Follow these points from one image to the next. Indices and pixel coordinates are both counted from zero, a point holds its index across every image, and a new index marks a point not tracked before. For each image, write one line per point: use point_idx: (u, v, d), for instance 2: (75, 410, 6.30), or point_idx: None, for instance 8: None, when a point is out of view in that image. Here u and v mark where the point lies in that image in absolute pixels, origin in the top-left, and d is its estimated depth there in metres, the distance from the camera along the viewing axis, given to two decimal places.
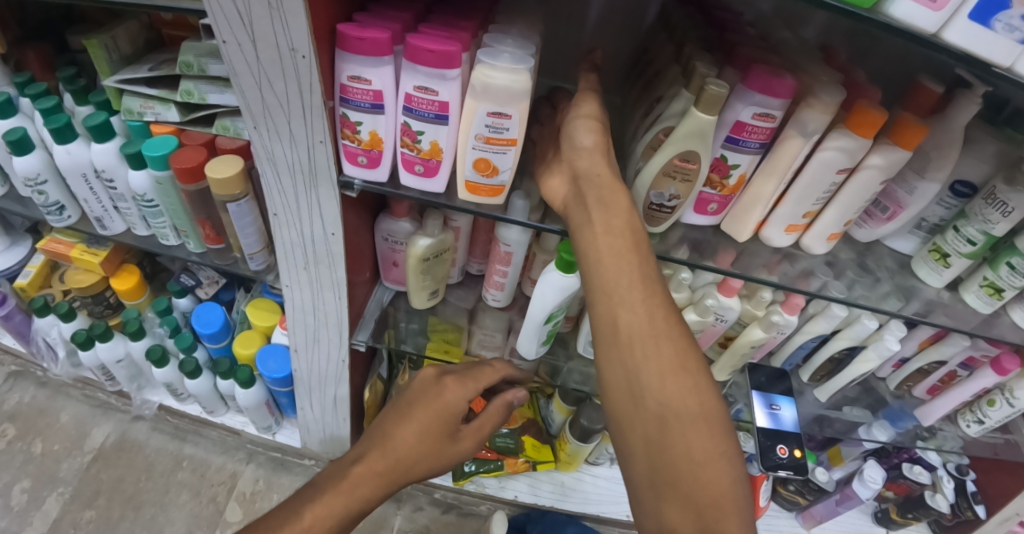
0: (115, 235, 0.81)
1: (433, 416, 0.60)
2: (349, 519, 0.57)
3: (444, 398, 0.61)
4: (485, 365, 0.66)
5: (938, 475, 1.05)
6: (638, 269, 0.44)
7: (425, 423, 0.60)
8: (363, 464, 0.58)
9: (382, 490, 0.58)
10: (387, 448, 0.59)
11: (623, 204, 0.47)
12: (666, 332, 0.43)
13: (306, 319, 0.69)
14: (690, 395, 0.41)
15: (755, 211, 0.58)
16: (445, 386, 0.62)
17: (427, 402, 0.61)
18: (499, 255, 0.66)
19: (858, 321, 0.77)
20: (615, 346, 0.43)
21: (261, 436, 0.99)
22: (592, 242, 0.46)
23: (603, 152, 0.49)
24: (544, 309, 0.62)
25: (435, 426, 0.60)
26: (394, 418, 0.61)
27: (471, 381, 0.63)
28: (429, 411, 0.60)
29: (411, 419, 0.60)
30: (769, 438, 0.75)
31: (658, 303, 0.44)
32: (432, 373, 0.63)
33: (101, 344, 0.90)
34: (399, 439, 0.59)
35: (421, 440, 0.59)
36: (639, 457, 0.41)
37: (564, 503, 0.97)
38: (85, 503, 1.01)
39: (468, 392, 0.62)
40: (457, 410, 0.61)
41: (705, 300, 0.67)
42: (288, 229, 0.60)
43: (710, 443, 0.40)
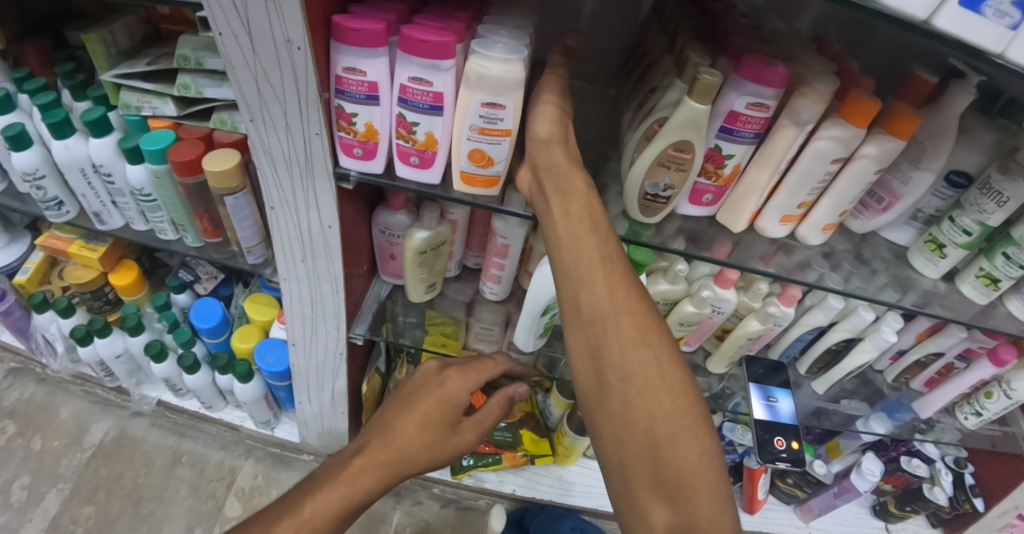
0: (113, 230, 0.82)
1: (435, 407, 0.60)
2: (350, 511, 0.57)
3: (444, 389, 0.61)
4: (486, 358, 0.66)
5: (937, 468, 1.05)
6: (597, 249, 0.45)
7: (426, 413, 0.59)
8: (365, 455, 0.59)
9: (383, 481, 0.58)
10: (389, 439, 0.59)
11: (580, 187, 0.48)
12: (626, 308, 0.43)
13: (302, 312, 0.69)
14: (651, 368, 0.42)
15: (750, 202, 0.58)
16: (446, 377, 0.61)
17: (429, 391, 0.61)
18: (496, 247, 0.66)
19: (855, 313, 0.77)
20: (581, 327, 0.45)
21: (260, 431, 0.99)
22: (556, 227, 0.47)
23: (559, 142, 0.51)
24: (540, 301, 0.62)
25: (437, 416, 0.59)
26: (395, 409, 0.61)
27: (473, 372, 0.63)
28: (430, 401, 0.60)
29: (413, 409, 0.60)
30: (766, 431, 0.75)
31: (616, 280, 0.44)
32: (433, 366, 0.63)
33: (100, 339, 0.91)
34: (401, 429, 0.59)
35: (425, 430, 0.59)
36: (606, 433, 0.43)
37: (562, 496, 0.97)
38: (84, 499, 1.02)
39: (469, 383, 0.62)
40: (459, 401, 0.61)
41: (701, 291, 0.67)
42: (286, 222, 0.60)
43: (675, 417, 0.41)
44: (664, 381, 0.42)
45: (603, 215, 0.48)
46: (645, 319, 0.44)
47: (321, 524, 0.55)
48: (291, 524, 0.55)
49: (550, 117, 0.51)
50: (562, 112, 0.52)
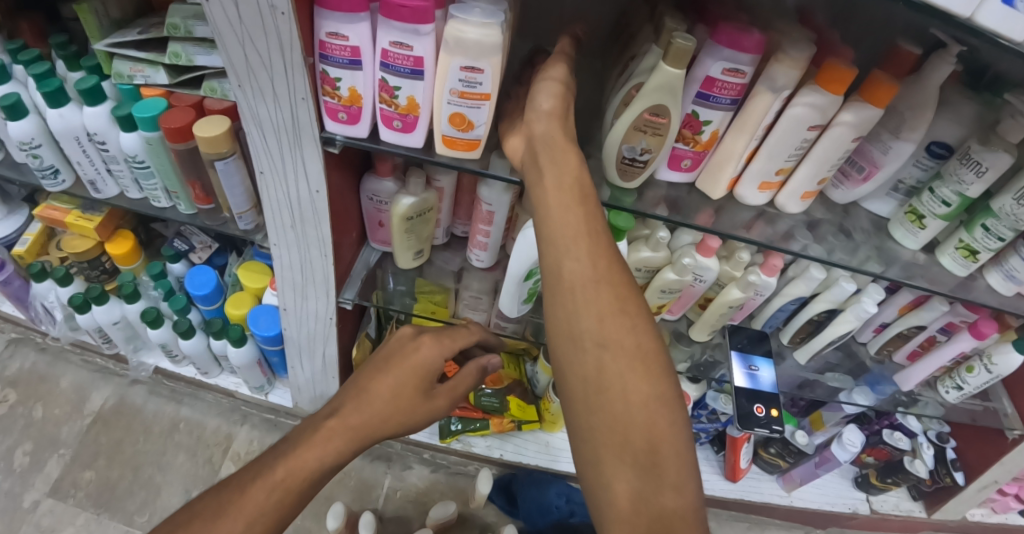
0: (108, 199, 0.83)
1: (409, 371, 0.61)
2: (318, 478, 0.55)
3: (420, 354, 0.61)
4: (462, 326, 0.68)
5: (918, 441, 1.07)
6: (583, 221, 0.47)
7: (399, 378, 0.60)
8: (338, 419, 0.58)
9: (352, 447, 0.57)
10: (361, 402, 0.59)
11: (573, 161, 0.49)
12: (607, 278, 0.45)
13: (294, 277, 0.71)
14: (628, 335, 0.44)
15: (728, 167, 0.59)
16: (421, 343, 0.62)
17: (403, 357, 0.61)
18: (481, 215, 0.68)
19: (837, 284, 0.78)
20: (565, 292, 0.45)
21: (254, 396, 1.02)
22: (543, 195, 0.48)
23: (560, 117, 0.51)
24: (523, 264, 0.63)
25: (411, 381, 0.60)
26: (370, 375, 0.61)
27: (448, 339, 0.64)
28: (405, 367, 0.61)
29: (387, 374, 0.60)
30: (747, 399, 0.77)
31: (599, 251, 0.46)
32: (408, 331, 0.64)
33: (97, 307, 0.92)
34: (373, 394, 0.59)
35: (401, 392, 0.60)
36: (577, 399, 0.44)
37: (548, 462, 1.00)
38: (85, 464, 1.04)
39: (443, 349, 0.63)
40: (432, 367, 0.62)
41: (682, 259, 0.68)
42: (275, 188, 0.61)
43: (645, 385, 0.42)
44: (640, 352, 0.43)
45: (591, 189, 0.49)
46: (624, 290, 0.45)
47: (294, 486, 0.53)
48: (262, 489, 0.52)
49: (553, 92, 0.52)
50: (565, 89, 0.53)
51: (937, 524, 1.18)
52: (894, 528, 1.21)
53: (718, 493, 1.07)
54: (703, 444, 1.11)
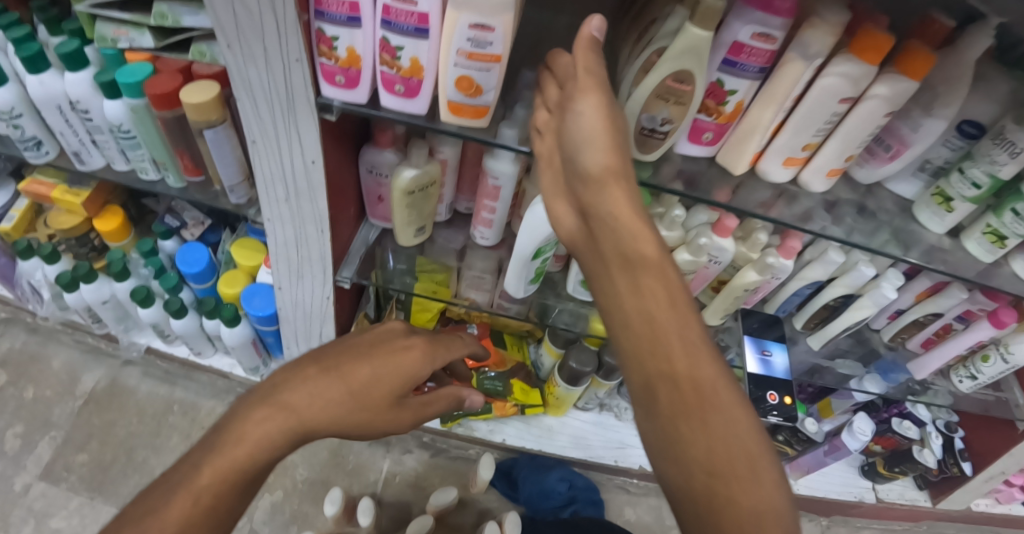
0: (95, 171, 0.78)
1: (388, 369, 0.54)
2: (248, 475, 0.46)
3: (407, 356, 0.55)
4: (457, 338, 0.63)
5: (927, 430, 1.06)
6: (667, 308, 0.43)
7: (382, 374, 0.53)
8: (281, 409, 0.48)
9: (288, 440, 0.48)
10: (314, 391, 0.50)
11: (646, 236, 0.44)
12: (701, 374, 0.41)
13: (288, 254, 0.67)
14: (732, 438, 0.40)
15: (752, 141, 0.55)
16: (413, 344, 0.57)
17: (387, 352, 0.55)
18: (487, 189, 0.64)
19: (855, 268, 0.75)
20: (633, 290, 0.45)
21: (249, 377, 0.99)
22: (595, 206, 0.46)
23: (615, 178, 0.45)
24: (531, 243, 0.60)
25: (397, 382, 0.54)
26: (344, 360, 0.53)
27: (440, 348, 0.60)
28: (386, 363, 0.54)
29: (365, 363, 0.53)
30: (758, 386, 0.74)
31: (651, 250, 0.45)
32: (399, 327, 0.58)
33: (85, 285, 0.89)
34: (343, 382, 0.51)
35: (379, 387, 0.53)
36: (686, 509, 0.40)
37: (550, 447, 0.97)
38: (77, 447, 1.02)
39: (433, 359, 0.58)
40: (418, 374, 0.56)
41: (699, 239, 0.65)
42: (267, 159, 0.57)
43: (761, 494, 0.38)
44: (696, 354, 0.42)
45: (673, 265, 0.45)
46: (683, 298, 0.44)
47: (223, 489, 0.45)
48: (186, 500, 0.44)
49: (603, 147, 0.45)
50: (617, 136, 0.45)
51: (941, 512, 1.17)
52: (899, 517, 1.20)
53: None
54: None
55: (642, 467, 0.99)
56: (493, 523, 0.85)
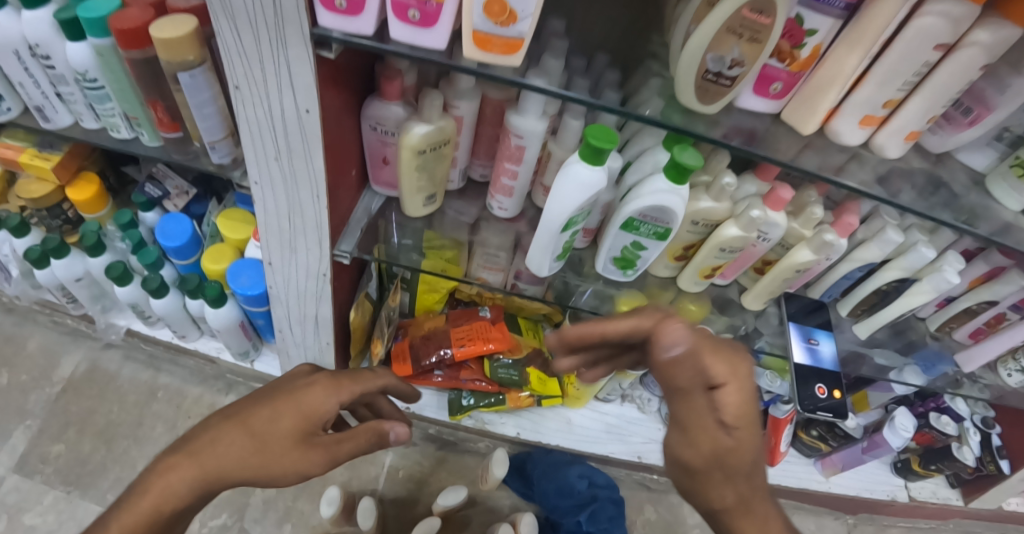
0: (61, 130, 0.69)
1: (287, 408, 0.53)
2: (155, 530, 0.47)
3: (306, 394, 0.54)
4: (367, 373, 0.62)
5: (965, 426, 0.97)
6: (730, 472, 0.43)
7: (282, 412, 0.53)
8: (191, 457, 0.49)
9: (196, 488, 0.48)
10: (216, 439, 0.50)
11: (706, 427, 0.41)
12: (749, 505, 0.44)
13: (279, 224, 0.59)
14: None
15: (830, 93, 0.47)
16: (315, 379, 0.56)
17: (288, 394, 0.54)
18: (508, 150, 0.56)
19: (914, 249, 0.67)
20: (699, 481, 0.43)
21: (238, 363, 0.92)
22: (707, 468, 0.42)
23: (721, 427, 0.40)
24: (562, 212, 0.51)
25: (290, 415, 0.53)
26: (249, 405, 0.53)
27: (346, 382, 0.58)
28: (288, 404, 0.53)
29: (266, 404, 0.53)
30: (806, 377, 0.68)
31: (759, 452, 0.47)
32: (303, 371, 0.59)
33: (56, 261, 0.80)
34: (245, 425, 0.51)
35: (281, 424, 0.52)
36: None
37: (568, 441, 0.91)
38: (54, 437, 0.94)
39: (338, 393, 0.57)
40: (319, 410, 0.54)
41: (750, 212, 0.55)
42: (254, 108, 0.48)
43: None
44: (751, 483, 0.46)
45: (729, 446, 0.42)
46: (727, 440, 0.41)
47: None
48: None
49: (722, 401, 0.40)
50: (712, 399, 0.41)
51: (971, 512, 1.10)
52: (925, 516, 1.12)
53: None
54: None
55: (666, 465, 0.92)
56: (507, 526, 0.81)
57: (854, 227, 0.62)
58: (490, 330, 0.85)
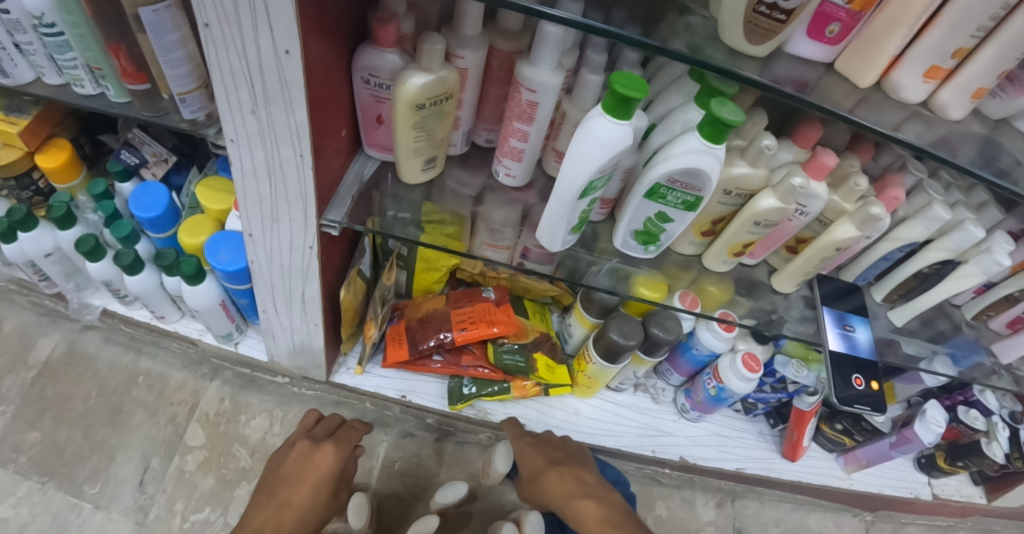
0: (22, 86, 0.62)
1: (313, 478, 0.69)
2: None
3: (324, 464, 0.70)
4: (352, 428, 0.79)
5: (993, 421, 0.90)
6: (555, 474, 0.72)
7: (311, 484, 0.69)
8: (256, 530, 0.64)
9: None
10: (272, 510, 0.67)
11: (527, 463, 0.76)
12: (566, 489, 0.70)
13: (259, 188, 0.53)
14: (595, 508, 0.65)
15: (895, 38, 0.41)
16: (324, 446, 0.72)
17: (307, 469, 0.70)
18: (518, 107, 0.49)
19: (961, 227, 0.60)
20: (538, 482, 0.73)
21: (221, 346, 0.86)
22: (540, 473, 0.73)
23: (531, 450, 0.77)
24: (578, 175, 0.45)
25: (321, 490, 0.69)
26: (283, 487, 0.69)
27: (344, 442, 0.75)
28: (314, 475, 0.69)
29: (302, 484, 0.69)
30: (843, 365, 0.61)
31: (553, 466, 0.73)
32: (309, 443, 0.73)
33: (24, 234, 0.74)
34: (291, 506, 0.67)
35: (303, 491, 0.68)
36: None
37: (578, 430, 0.87)
38: (28, 424, 0.88)
39: (343, 451, 0.73)
40: (335, 471, 0.71)
41: (790, 179, 0.49)
42: (225, 51, 0.41)
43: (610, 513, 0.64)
44: (582, 456, 0.78)
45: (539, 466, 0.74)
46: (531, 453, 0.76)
47: None
48: None
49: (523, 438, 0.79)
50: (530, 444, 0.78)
51: (993, 510, 1.04)
52: (945, 514, 1.05)
53: (771, 471, 0.92)
54: (756, 416, 0.96)
55: (683, 458, 0.89)
56: (511, 524, 0.76)
57: (897, 205, 0.58)
58: (494, 313, 0.79)
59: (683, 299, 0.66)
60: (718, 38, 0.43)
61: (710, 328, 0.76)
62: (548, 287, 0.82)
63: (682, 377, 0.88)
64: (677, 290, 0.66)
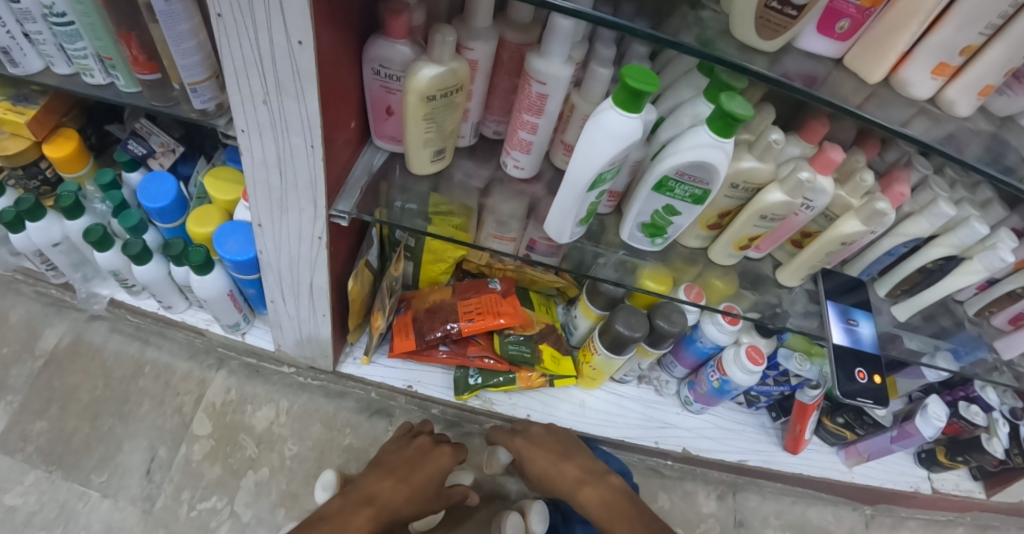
0: (32, 76, 0.62)
1: (433, 471, 0.74)
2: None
3: (440, 460, 0.75)
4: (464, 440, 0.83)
5: (994, 417, 0.91)
6: (557, 466, 0.75)
7: (431, 472, 0.74)
8: (370, 503, 0.67)
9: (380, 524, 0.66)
10: (393, 489, 0.70)
11: (529, 455, 0.77)
12: (570, 478, 0.73)
13: (269, 178, 0.53)
14: (597, 497, 0.69)
15: (904, 34, 0.41)
16: (445, 446, 0.78)
17: (425, 462, 0.75)
18: (528, 100, 0.49)
19: (966, 223, 0.60)
20: (543, 474, 0.75)
21: (228, 336, 0.86)
22: (544, 465, 0.75)
23: (530, 445, 0.77)
24: (588, 168, 0.45)
25: (435, 478, 0.74)
26: (403, 468, 0.73)
27: (458, 450, 0.80)
28: (431, 468, 0.74)
29: (421, 469, 0.73)
30: (846, 359, 0.62)
31: (553, 458, 0.76)
32: (428, 441, 0.78)
33: (32, 224, 0.74)
34: (409, 484, 0.71)
35: (421, 474, 0.73)
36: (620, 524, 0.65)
37: (582, 422, 0.88)
38: (36, 413, 0.89)
39: (460, 454, 0.79)
40: (447, 470, 0.75)
41: (797, 174, 0.49)
42: (238, 41, 0.41)
43: (611, 505, 0.67)
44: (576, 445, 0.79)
45: (543, 462, 0.76)
46: (529, 448, 0.77)
47: None
48: None
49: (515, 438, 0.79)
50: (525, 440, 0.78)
51: (991, 505, 1.05)
52: (944, 509, 1.06)
53: (774, 464, 0.93)
54: (759, 409, 0.96)
55: (685, 450, 0.90)
56: (515, 514, 0.77)
57: (902, 200, 0.58)
58: (501, 304, 0.80)
59: (688, 292, 0.66)
60: (729, 32, 0.43)
61: (715, 321, 0.77)
62: (554, 279, 0.83)
63: (686, 369, 0.89)
64: (683, 283, 0.66)
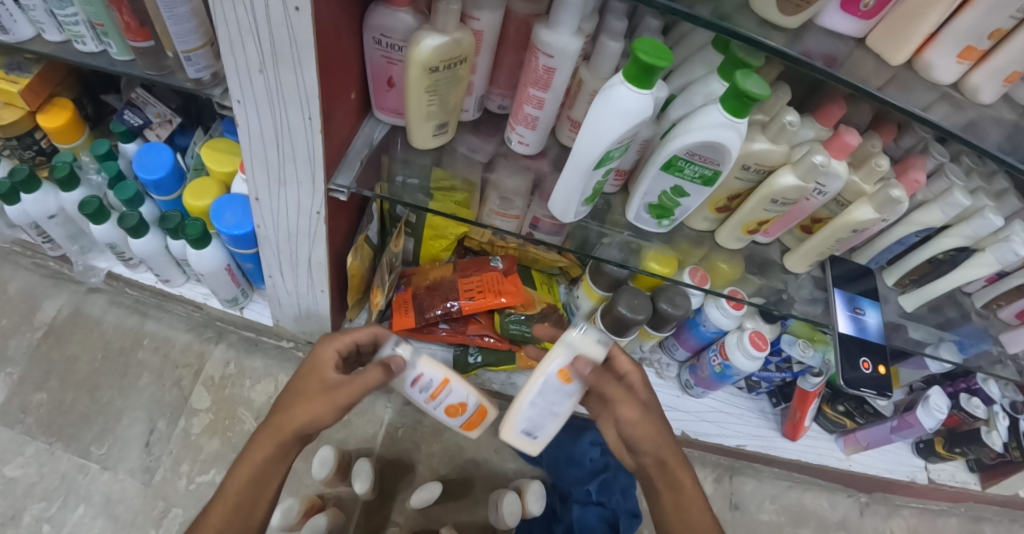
0: (22, 43, 0.60)
1: (316, 372, 0.57)
2: (248, 494, 0.55)
3: (316, 357, 0.58)
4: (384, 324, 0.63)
5: (995, 410, 0.90)
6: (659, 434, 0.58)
7: (311, 371, 0.57)
8: (264, 428, 0.56)
9: (275, 443, 0.55)
10: (283, 402, 0.57)
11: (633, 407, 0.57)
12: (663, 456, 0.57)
13: (266, 150, 0.52)
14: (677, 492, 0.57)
15: (931, 15, 0.39)
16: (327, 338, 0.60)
17: (308, 364, 0.58)
18: (535, 73, 0.47)
19: (981, 213, 0.58)
20: (650, 433, 0.57)
21: (226, 310, 0.86)
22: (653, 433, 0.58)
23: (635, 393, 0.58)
24: (596, 144, 0.43)
25: (317, 375, 0.56)
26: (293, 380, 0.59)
27: (347, 335, 0.59)
28: (308, 371, 0.57)
29: (301, 374, 0.58)
30: (852, 348, 0.61)
31: (652, 421, 0.57)
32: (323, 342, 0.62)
33: (27, 196, 0.73)
34: (291, 392, 0.57)
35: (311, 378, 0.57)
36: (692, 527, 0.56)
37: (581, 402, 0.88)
38: (35, 385, 0.89)
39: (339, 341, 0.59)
40: (331, 366, 0.57)
41: (811, 157, 0.47)
42: (232, 6, 0.39)
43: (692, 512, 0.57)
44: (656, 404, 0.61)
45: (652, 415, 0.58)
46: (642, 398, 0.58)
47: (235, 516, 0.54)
48: (221, 506, 0.55)
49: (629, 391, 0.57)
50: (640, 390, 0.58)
51: (986, 497, 1.05)
52: (939, 499, 1.06)
53: (772, 448, 0.93)
54: (760, 394, 0.96)
55: (684, 433, 0.91)
56: (513, 494, 0.78)
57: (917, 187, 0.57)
58: (502, 283, 0.79)
59: (692, 275, 0.66)
60: (748, 7, 0.41)
61: (719, 306, 0.75)
62: (557, 259, 0.82)
63: (688, 352, 0.88)
64: (688, 266, 0.66)
